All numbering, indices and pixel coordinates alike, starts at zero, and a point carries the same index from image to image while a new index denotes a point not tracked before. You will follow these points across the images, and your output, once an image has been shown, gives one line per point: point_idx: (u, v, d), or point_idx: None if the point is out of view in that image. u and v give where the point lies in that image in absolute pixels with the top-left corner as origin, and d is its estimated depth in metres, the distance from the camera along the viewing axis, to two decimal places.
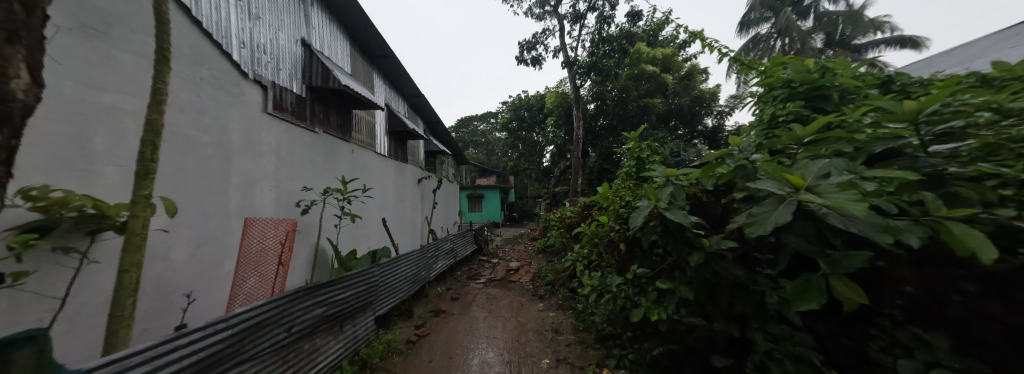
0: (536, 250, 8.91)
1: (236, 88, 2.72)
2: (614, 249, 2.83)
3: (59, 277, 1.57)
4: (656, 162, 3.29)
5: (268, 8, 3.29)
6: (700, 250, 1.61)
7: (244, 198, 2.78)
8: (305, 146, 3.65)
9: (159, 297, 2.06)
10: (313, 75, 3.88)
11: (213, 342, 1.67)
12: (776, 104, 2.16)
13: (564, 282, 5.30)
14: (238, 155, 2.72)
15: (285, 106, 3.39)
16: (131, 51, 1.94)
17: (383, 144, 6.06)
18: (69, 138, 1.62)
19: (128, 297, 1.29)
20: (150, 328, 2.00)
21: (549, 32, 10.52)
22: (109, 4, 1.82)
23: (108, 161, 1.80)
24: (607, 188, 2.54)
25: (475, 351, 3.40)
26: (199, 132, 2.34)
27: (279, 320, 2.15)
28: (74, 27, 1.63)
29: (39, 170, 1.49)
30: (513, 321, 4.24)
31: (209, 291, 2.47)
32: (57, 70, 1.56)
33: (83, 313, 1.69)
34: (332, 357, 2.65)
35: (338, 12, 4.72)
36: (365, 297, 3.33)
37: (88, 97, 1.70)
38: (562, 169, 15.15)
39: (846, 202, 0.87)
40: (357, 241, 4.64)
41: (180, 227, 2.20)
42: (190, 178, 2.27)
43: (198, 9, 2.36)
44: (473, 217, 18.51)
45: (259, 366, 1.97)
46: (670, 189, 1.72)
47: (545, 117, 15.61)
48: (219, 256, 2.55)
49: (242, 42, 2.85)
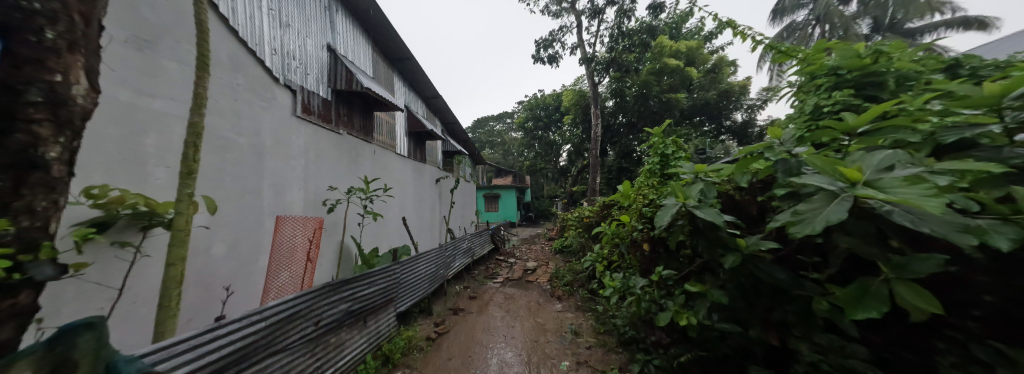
0: (554, 250, 8.78)
1: (269, 93, 2.89)
2: (636, 249, 2.71)
3: (116, 269, 1.72)
4: (684, 158, 2.88)
5: (297, 16, 3.46)
6: (735, 251, 1.49)
7: (276, 197, 2.94)
8: (331, 147, 3.81)
9: (200, 290, 2.21)
10: (337, 79, 4.01)
11: (248, 333, 1.77)
12: (820, 93, 1.99)
13: (583, 283, 5.20)
14: (271, 156, 2.88)
15: (312, 109, 3.54)
16: (177, 60, 2.09)
17: (403, 145, 6.19)
18: (124, 141, 1.77)
19: (174, 288, 1.39)
20: (194, 319, 2.17)
21: (566, 30, 10.29)
22: (158, 16, 1.98)
23: (157, 162, 1.95)
24: (629, 186, 2.43)
25: (494, 349, 3.41)
26: (236, 135, 2.50)
27: (307, 314, 2.24)
28: (125, 39, 1.78)
29: (100, 170, 1.64)
30: (532, 321, 4.19)
31: (246, 285, 2.63)
32: (113, 78, 1.71)
33: (136, 303, 1.85)
34: (356, 351, 2.74)
35: (361, 18, 4.88)
36: (388, 294, 3.42)
37: (140, 103, 1.86)
38: (578, 169, 14.82)
39: (916, 198, 0.75)
40: (378, 239, 4.80)
41: (220, 224, 2.36)
42: (228, 179, 2.42)
43: (235, 20, 2.53)
44: (489, 216, 18.61)
45: (290, 357, 2.06)
46: (700, 186, 1.63)
47: (562, 115, 15.37)
48: (254, 251, 2.71)
49: (274, 49, 3.01)
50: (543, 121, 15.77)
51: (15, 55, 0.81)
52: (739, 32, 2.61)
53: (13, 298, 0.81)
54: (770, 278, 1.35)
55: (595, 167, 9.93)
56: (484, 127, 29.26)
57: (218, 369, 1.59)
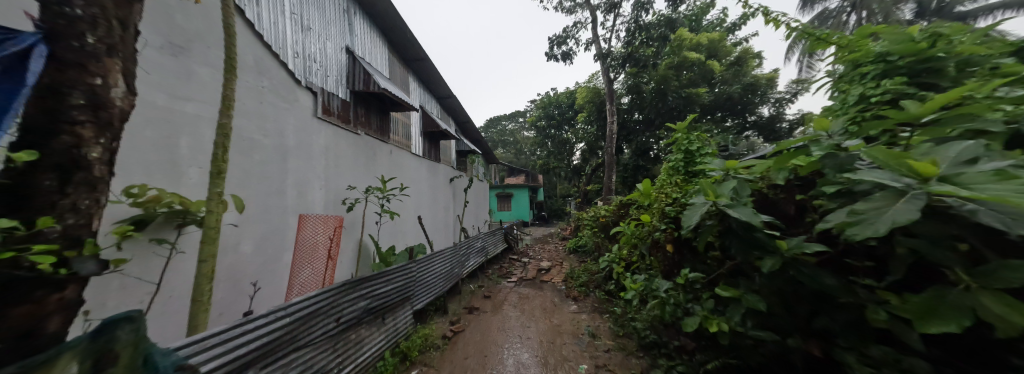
0: (567, 250, 8.66)
1: (292, 95, 2.98)
2: (658, 250, 2.60)
3: (154, 265, 1.82)
4: (711, 154, 2.63)
5: (318, 20, 3.55)
6: (774, 253, 1.38)
7: (298, 196, 3.03)
8: (350, 147, 3.90)
9: (230, 286, 2.30)
10: (355, 81, 4.10)
11: (274, 328, 1.82)
12: (865, 82, 1.82)
13: (599, 284, 5.08)
14: (294, 156, 2.97)
15: (332, 110, 3.63)
16: (208, 64, 2.18)
17: (419, 144, 6.26)
18: (160, 143, 1.86)
19: (206, 284, 1.44)
20: (225, 313, 2.26)
21: (581, 26, 10.08)
22: (191, 23, 2.06)
23: (190, 163, 2.04)
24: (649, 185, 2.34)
25: (509, 349, 3.38)
26: (261, 136, 2.59)
27: (328, 310, 2.29)
28: (160, 45, 1.86)
29: (138, 170, 1.73)
30: (547, 322, 4.13)
31: (272, 281, 2.73)
32: (150, 83, 1.79)
33: (172, 297, 1.94)
34: (375, 348, 2.78)
35: (377, 19, 4.96)
36: (404, 292, 3.46)
37: (175, 106, 1.95)
38: (592, 167, 14.54)
39: (1013, 195, 0.64)
40: (395, 237, 4.88)
41: (248, 222, 2.45)
42: (255, 179, 2.51)
43: (260, 25, 2.62)
44: (501, 216, 18.63)
45: (313, 352, 2.11)
46: (733, 184, 1.52)
47: (576, 113, 15.12)
48: (278, 249, 2.80)
49: (296, 53, 3.10)
50: (556, 119, 15.56)
51: (59, 59, 0.85)
52: (770, 19, 2.44)
53: (60, 292, 0.86)
54: (816, 283, 1.23)
55: (610, 165, 9.69)
56: (496, 126, 29.31)
57: (246, 362, 1.64)
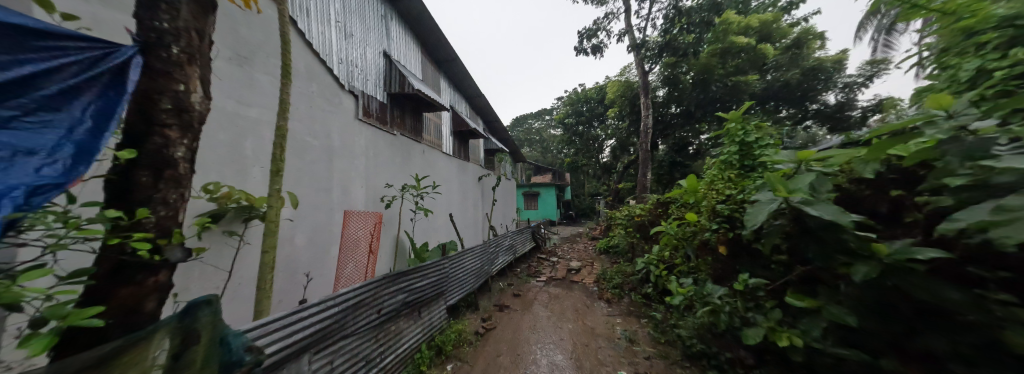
0: (598, 250, 8.38)
1: (337, 99, 3.18)
2: (708, 252, 2.41)
3: (226, 254, 2.03)
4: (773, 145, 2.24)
5: (359, 27, 3.76)
6: (865, 258, 1.17)
7: (343, 194, 3.24)
8: (387, 147, 4.09)
9: (287, 275, 2.52)
10: (392, 83, 4.28)
11: (326, 316, 1.95)
12: (985, 53, 1.46)
13: (635, 287, 4.82)
14: (339, 156, 3.18)
15: (371, 112, 3.82)
16: (267, 72, 2.39)
17: (449, 144, 6.40)
18: (231, 145, 2.07)
19: (268, 273, 1.56)
20: (283, 301, 2.48)
21: (611, 17, 9.60)
22: (253, 35, 2.28)
23: (254, 164, 2.25)
24: (693, 180, 2.27)
25: (541, 349, 3.32)
26: (311, 138, 2.80)
27: (371, 302, 2.41)
28: (229, 56, 2.07)
29: (213, 170, 1.94)
30: (580, 324, 4.00)
31: (322, 272, 2.94)
32: (221, 92, 2.00)
33: (241, 284, 2.16)
34: (413, 340, 2.88)
35: (412, 23, 5.15)
36: (438, 287, 3.55)
37: (241, 112, 2.16)
38: (623, 165, 13.89)
39: None
40: (428, 234, 5.05)
41: (301, 217, 2.66)
42: (306, 177, 2.72)
43: (310, 34, 2.83)
44: (528, 214, 18.57)
45: (359, 340, 2.24)
46: (811, 179, 1.32)
47: (606, 109, 14.53)
48: (327, 243, 3.01)
49: (340, 59, 3.30)
50: (584, 116, 15.07)
51: (152, 69, 0.97)
52: None
53: (155, 276, 0.98)
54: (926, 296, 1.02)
55: (644, 162, 9.15)
56: (522, 125, 29.32)
57: (303, 346, 1.77)
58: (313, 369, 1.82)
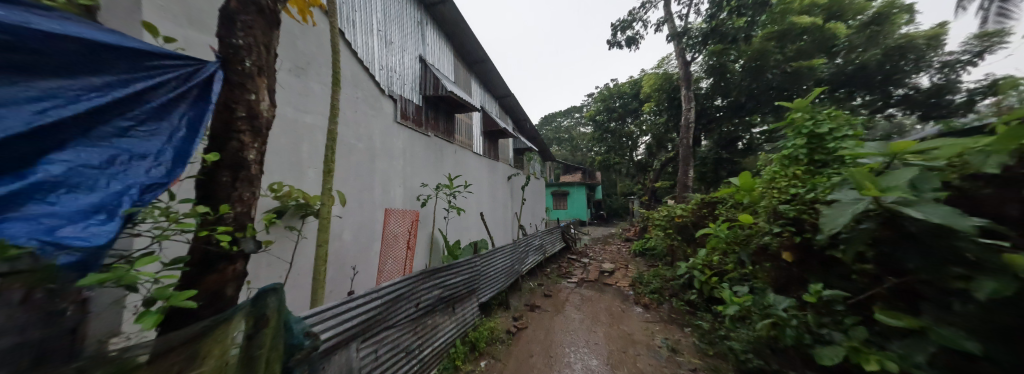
0: (633, 252, 7.98)
1: (378, 103, 3.38)
2: (767, 258, 2.19)
3: (287, 247, 2.26)
4: (854, 135, 1.92)
5: (397, 34, 3.96)
6: (990, 270, 0.95)
7: (384, 193, 3.44)
8: (422, 148, 4.27)
9: (337, 268, 2.74)
10: (426, 86, 4.46)
11: (371, 307, 2.08)
12: None
13: (676, 293, 4.49)
14: (380, 157, 3.38)
15: (408, 115, 4.01)
16: (320, 81, 2.61)
17: (479, 144, 6.51)
18: (290, 148, 2.30)
19: (322, 265, 1.70)
20: (333, 291, 2.70)
21: (647, 5, 8.97)
22: (308, 48, 2.50)
23: (310, 165, 2.48)
24: (747, 178, 2.16)
25: (574, 353, 3.23)
26: (356, 140, 3.01)
27: (410, 296, 2.52)
28: (288, 68, 2.29)
29: (275, 171, 2.16)
30: (616, 329, 3.83)
31: (367, 266, 3.16)
32: (282, 100, 2.23)
33: (299, 274, 2.39)
34: (448, 335, 2.97)
35: (445, 26, 5.31)
36: (470, 284, 3.62)
37: (299, 118, 2.39)
38: (660, 163, 13.05)
39: None
40: (460, 232, 5.20)
41: (348, 214, 2.88)
42: (352, 177, 2.93)
43: (355, 43, 3.04)
44: (557, 214, 18.28)
45: (400, 332, 2.36)
46: (909, 173, 1.11)
47: (641, 104, 13.74)
48: (370, 238, 3.22)
49: (381, 65, 3.51)
50: (617, 112, 14.40)
51: (230, 82, 1.11)
52: None
53: (234, 264, 1.11)
54: None
55: (685, 159, 8.50)
56: (551, 123, 28.96)
57: (353, 334, 1.91)
58: (361, 356, 1.96)
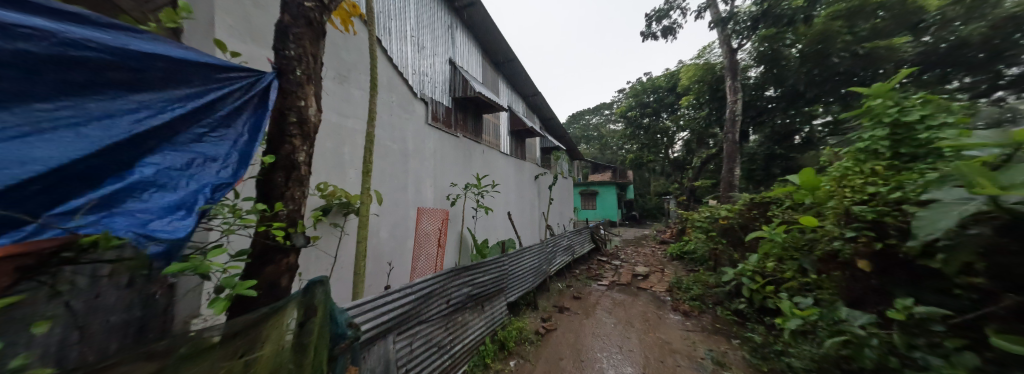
0: (670, 256, 7.47)
1: (411, 106, 3.54)
2: (837, 266, 1.96)
3: (332, 242, 2.44)
4: (956, 123, 1.58)
5: (429, 38, 4.10)
6: None
7: (416, 192, 3.59)
8: (451, 149, 4.38)
9: (375, 263, 2.91)
10: (456, 88, 4.57)
11: (405, 302, 2.17)
12: None
13: (721, 301, 4.12)
14: (413, 157, 3.53)
15: (438, 117, 4.14)
16: (360, 87, 2.78)
17: (506, 144, 6.53)
18: (334, 151, 2.48)
19: (361, 260, 1.80)
20: (372, 284, 2.87)
21: None
22: (349, 56, 2.68)
23: (350, 166, 2.66)
24: (812, 173, 1.85)
25: (606, 359, 3.10)
26: (391, 142, 3.17)
27: (441, 292, 2.59)
28: (332, 76, 2.48)
29: (321, 172, 2.35)
30: (652, 336, 3.61)
31: (401, 262, 3.32)
32: (328, 107, 2.42)
33: (343, 268, 2.57)
34: (477, 332, 3.01)
35: (473, 27, 5.40)
36: (499, 283, 3.64)
37: (342, 123, 2.57)
38: (700, 160, 12.07)
39: None
40: (488, 231, 5.27)
41: (384, 212, 3.04)
42: (387, 177, 3.09)
43: (390, 50, 3.20)
44: (586, 214, 17.78)
45: (432, 326, 2.43)
46: None
47: (677, 97, 12.81)
48: (404, 236, 3.37)
49: (414, 69, 3.66)
50: (651, 106, 13.59)
51: (284, 90, 1.21)
52: None
53: (286, 256, 1.21)
54: None
55: (731, 156, 7.76)
56: (579, 121, 28.23)
57: (390, 326, 2.01)
58: (397, 349, 2.05)
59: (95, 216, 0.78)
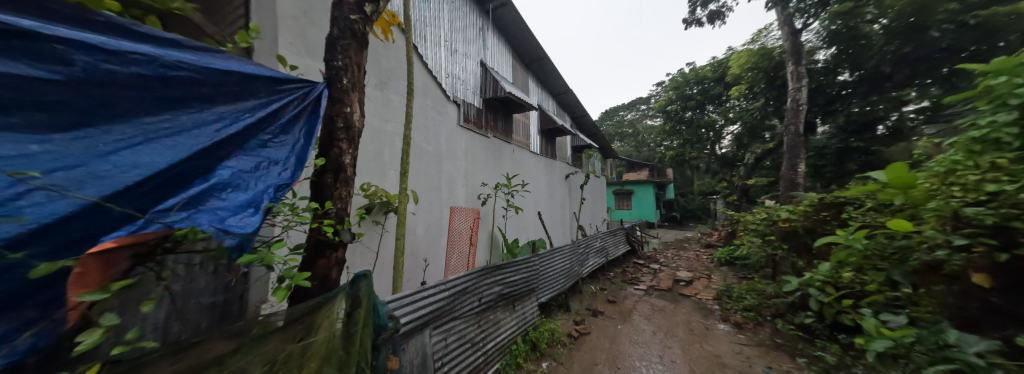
0: (718, 261, 6.82)
1: (444, 108, 3.67)
2: (940, 278, 1.65)
3: (374, 238, 2.62)
4: None
5: (461, 41, 4.21)
6: None
7: (450, 192, 3.71)
8: (482, 149, 4.46)
9: (412, 258, 3.07)
10: (486, 89, 4.64)
11: (440, 298, 2.24)
12: None
13: (782, 314, 3.65)
14: (446, 158, 3.66)
15: (470, 118, 4.24)
16: (398, 93, 2.95)
17: (536, 143, 6.49)
18: (375, 153, 2.66)
19: (400, 256, 1.91)
20: (410, 279, 3.03)
21: None
22: (388, 64, 2.85)
23: (390, 168, 2.84)
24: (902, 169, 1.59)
25: (645, 368, 2.92)
26: (426, 144, 3.31)
27: (473, 290, 2.64)
28: (374, 84, 2.66)
29: (365, 173, 2.53)
30: (698, 348, 3.32)
31: (436, 258, 3.46)
32: (370, 112, 2.60)
33: (384, 262, 2.75)
34: (509, 331, 3.03)
35: (503, 28, 5.43)
36: (529, 283, 3.62)
37: (382, 127, 2.74)
38: (752, 156, 10.85)
39: None
40: (518, 230, 5.27)
41: (420, 211, 3.19)
42: (423, 178, 3.24)
43: (425, 56, 3.35)
44: (620, 215, 16.99)
45: (465, 323, 2.49)
46: None
47: (726, 87, 11.62)
48: (439, 233, 3.51)
49: (447, 73, 3.78)
50: (694, 99, 12.51)
51: (332, 98, 1.33)
52: None
53: (335, 251, 1.32)
54: None
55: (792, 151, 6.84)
56: (613, 117, 27.02)
57: (426, 321, 2.09)
58: (433, 342, 2.13)
59: (185, 213, 0.91)
